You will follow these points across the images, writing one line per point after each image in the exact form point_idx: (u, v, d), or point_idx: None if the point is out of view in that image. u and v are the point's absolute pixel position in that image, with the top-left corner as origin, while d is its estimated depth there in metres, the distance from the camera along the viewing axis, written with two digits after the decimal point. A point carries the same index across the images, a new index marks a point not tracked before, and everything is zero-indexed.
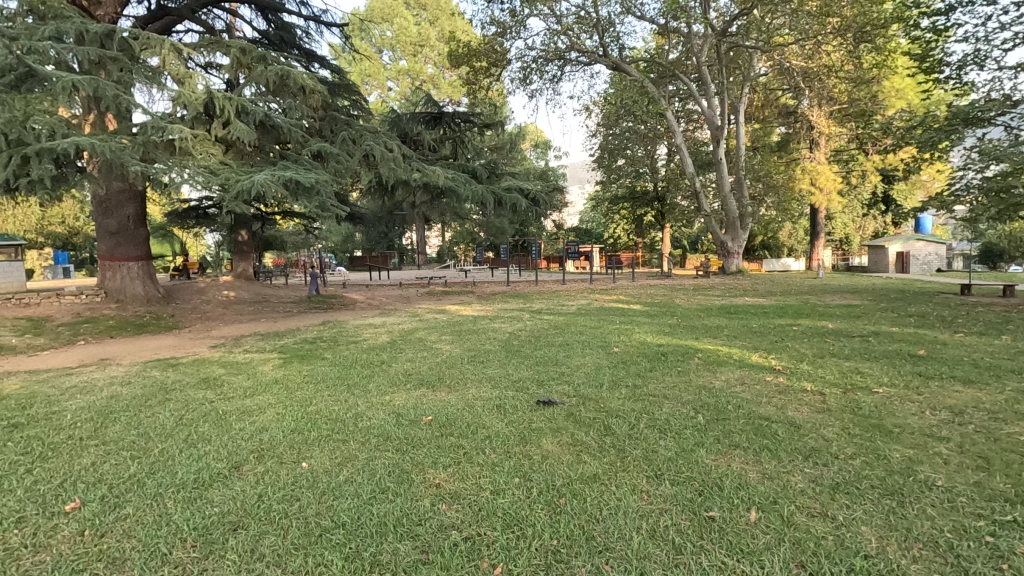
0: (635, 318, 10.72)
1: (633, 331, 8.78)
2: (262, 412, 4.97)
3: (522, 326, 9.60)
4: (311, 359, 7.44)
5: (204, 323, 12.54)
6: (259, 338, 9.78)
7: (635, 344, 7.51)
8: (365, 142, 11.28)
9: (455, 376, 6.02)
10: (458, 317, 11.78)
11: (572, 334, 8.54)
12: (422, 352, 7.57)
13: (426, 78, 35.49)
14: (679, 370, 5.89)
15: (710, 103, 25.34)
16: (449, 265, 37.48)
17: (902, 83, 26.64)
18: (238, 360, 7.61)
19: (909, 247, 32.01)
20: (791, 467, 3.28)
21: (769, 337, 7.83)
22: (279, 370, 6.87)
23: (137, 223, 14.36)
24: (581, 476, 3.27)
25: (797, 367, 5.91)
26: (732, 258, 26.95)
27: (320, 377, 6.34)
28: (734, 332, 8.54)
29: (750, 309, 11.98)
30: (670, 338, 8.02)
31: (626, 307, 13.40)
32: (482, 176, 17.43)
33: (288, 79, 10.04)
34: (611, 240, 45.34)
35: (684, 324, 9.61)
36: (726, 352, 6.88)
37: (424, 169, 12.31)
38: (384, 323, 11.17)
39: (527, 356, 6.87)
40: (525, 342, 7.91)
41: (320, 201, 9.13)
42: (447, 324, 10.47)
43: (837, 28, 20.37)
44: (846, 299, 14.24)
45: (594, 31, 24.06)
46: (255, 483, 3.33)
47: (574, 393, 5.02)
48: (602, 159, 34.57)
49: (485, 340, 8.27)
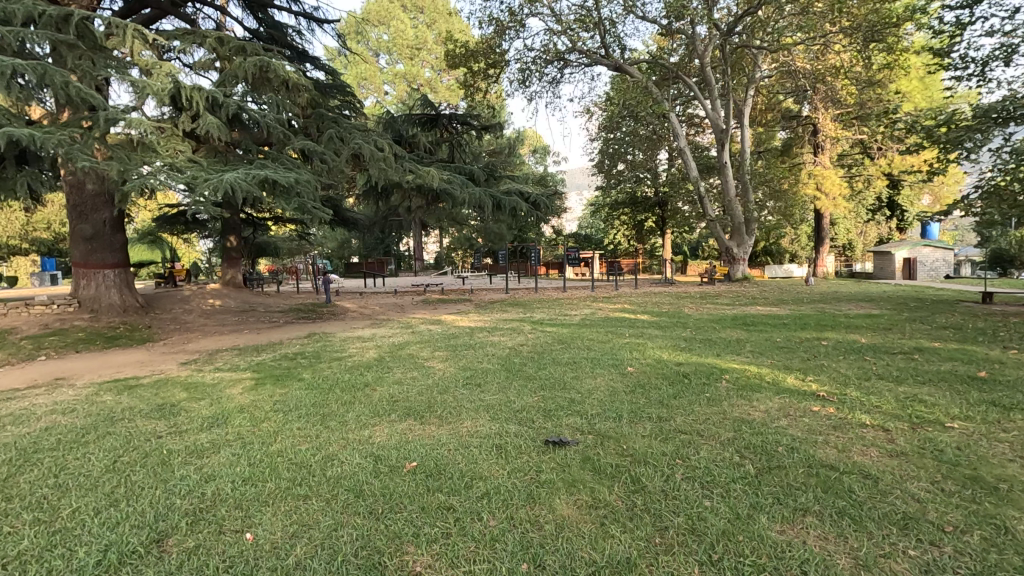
0: (646, 330, 9.93)
1: (645, 347, 7.99)
2: (215, 452, 4.12)
3: (524, 340, 8.79)
4: (285, 381, 6.57)
5: (182, 335, 11.69)
6: (236, 353, 8.91)
7: (653, 364, 6.68)
8: (354, 140, 10.42)
9: (448, 405, 5.18)
10: (454, 329, 10.94)
11: (579, 350, 7.72)
12: (412, 371, 6.77)
13: (422, 82, 34.77)
14: (708, 397, 5.06)
15: (714, 105, 24.64)
16: (447, 272, 36.60)
17: (911, 85, 25.98)
18: (205, 382, 6.73)
19: (916, 252, 31.34)
20: (889, 547, 2.48)
21: (800, 354, 7.01)
22: (248, 395, 6.01)
23: (114, 227, 13.50)
24: (611, 562, 2.45)
25: (846, 394, 5.09)
26: (738, 265, 26.16)
27: (293, 404, 5.49)
28: (759, 347, 7.75)
29: (768, 319, 11.21)
30: (690, 355, 7.20)
31: (634, 317, 12.61)
32: (480, 179, 16.67)
33: (269, 70, 9.21)
34: (611, 246, 44.65)
35: (700, 337, 8.85)
36: (755, 373, 6.06)
37: (419, 170, 11.50)
38: (373, 336, 10.31)
39: (531, 378, 6.04)
40: (528, 359, 7.12)
41: (300, 203, 8.31)
42: (442, 337, 9.63)
43: (846, 28, 19.78)
44: (865, 308, 13.46)
45: (595, 31, 23.42)
46: (178, 570, 2.52)
47: (589, 430, 4.19)
48: (602, 163, 33.87)
49: (484, 357, 7.43)
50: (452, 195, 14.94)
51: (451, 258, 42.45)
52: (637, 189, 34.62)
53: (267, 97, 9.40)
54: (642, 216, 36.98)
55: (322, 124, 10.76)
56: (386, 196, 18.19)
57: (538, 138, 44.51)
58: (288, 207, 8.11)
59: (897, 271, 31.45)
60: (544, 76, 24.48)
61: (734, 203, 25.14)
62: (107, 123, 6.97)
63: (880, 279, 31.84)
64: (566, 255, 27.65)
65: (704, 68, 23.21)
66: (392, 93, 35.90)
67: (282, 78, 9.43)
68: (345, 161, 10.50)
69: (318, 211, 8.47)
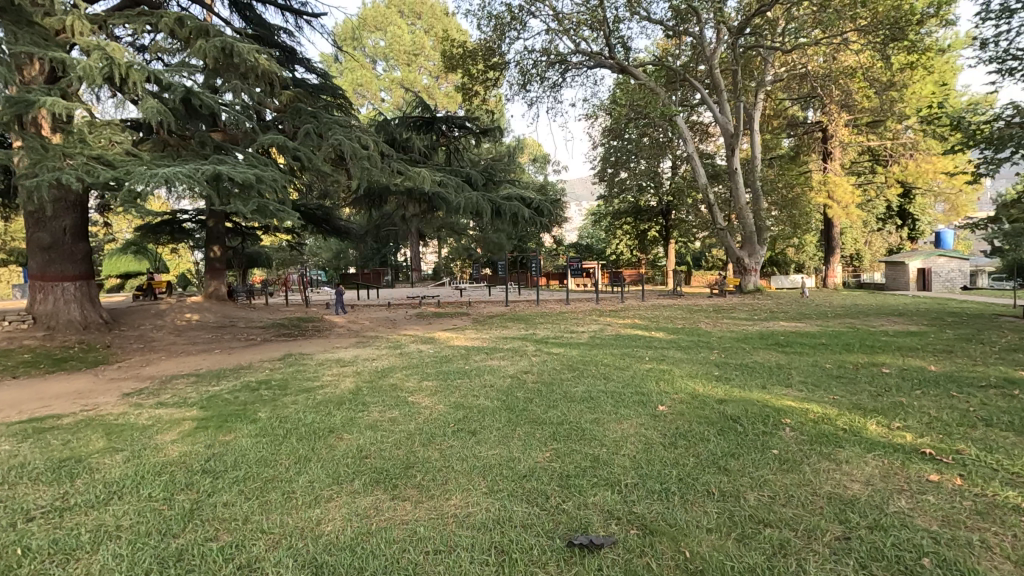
0: (666, 352, 8.68)
1: (670, 374, 6.76)
2: (90, 554, 2.86)
3: (529, 366, 7.51)
4: (234, 424, 5.25)
5: (143, 357, 10.41)
6: (191, 382, 7.58)
7: (688, 401, 5.44)
8: (333, 135, 9.25)
9: (432, 466, 3.91)
10: (448, 350, 9.65)
11: (593, 380, 6.50)
12: (395, 410, 5.49)
13: (420, 89, 33.94)
14: (779, 456, 3.79)
15: (723, 109, 23.55)
16: (445, 282, 35.44)
17: (926, 89, 25.24)
18: (134, 425, 5.40)
19: (930, 263, 30.16)
20: None
21: (866, 389, 5.71)
22: (184, 443, 4.76)
23: (75, 236, 12.20)
24: None
25: (961, 451, 3.81)
26: (749, 275, 24.78)
27: (231, 462, 4.19)
28: (808, 375, 6.50)
29: (798, 339, 9.97)
30: (732, 387, 5.98)
31: (648, 334, 11.37)
32: (478, 183, 15.54)
33: (232, 54, 8.09)
34: (612, 257, 43.53)
35: (731, 362, 7.61)
36: (821, 415, 4.81)
37: (408, 171, 10.33)
38: (355, 358, 9.03)
39: (540, 423, 4.78)
40: (536, 393, 5.88)
41: (260, 204, 7.09)
42: (433, 362, 8.32)
43: (865, 28, 18.93)
44: (901, 324, 12.36)
45: (600, 33, 22.49)
46: None
47: (630, 521, 2.92)
48: (603, 172, 32.92)
49: (481, 391, 6.17)
50: (447, 201, 13.80)
51: (449, 269, 41.27)
52: (640, 198, 34.58)
53: (231, 85, 8.29)
54: (644, 226, 37.06)
55: (298, 118, 9.57)
56: (377, 204, 17.10)
57: (538, 147, 43.67)
58: (246, 206, 6.90)
59: (911, 282, 30.19)
60: (544, 80, 23.51)
61: (745, 211, 23.97)
62: (17, 107, 5.88)
63: (894, 289, 30.70)
64: (568, 265, 26.55)
65: (711, 68, 22.24)
66: (389, 99, 34.93)
67: (248, 63, 8.30)
68: (324, 158, 9.28)
69: (283, 214, 7.24)
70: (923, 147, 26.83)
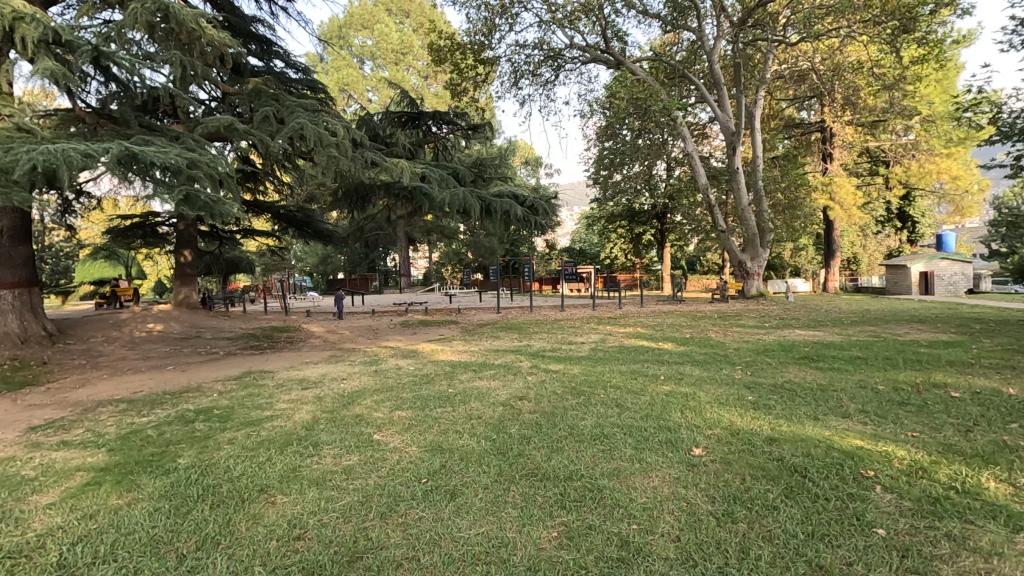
0: (682, 369, 7.51)
1: (695, 401, 5.57)
2: None
3: (525, 389, 6.27)
4: (140, 478, 3.98)
5: (81, 375, 9.10)
6: (116, 411, 6.26)
7: (729, 442, 4.24)
8: (294, 116, 8.19)
9: (390, 561, 2.70)
10: (430, 367, 8.41)
11: (603, 410, 5.28)
12: (353, 457, 4.25)
13: (408, 88, 32.80)
14: (891, 543, 2.63)
15: (722, 107, 22.56)
16: (434, 288, 34.23)
17: (929, 88, 25.97)
18: (10, 479, 4.11)
19: (932, 266, 29.29)
20: None
21: (948, 424, 4.55)
22: (59, 511, 3.48)
23: (14, 239, 10.86)
24: None
25: None
26: (752, 280, 23.75)
27: (104, 548, 2.96)
28: (864, 402, 5.34)
29: (827, 351, 8.84)
30: (779, 420, 4.79)
31: (656, 345, 10.22)
32: (465, 180, 14.42)
33: (170, 20, 7.11)
34: (606, 261, 42.42)
35: (763, 383, 6.44)
36: (911, 464, 3.67)
37: (384, 161, 9.19)
38: (323, 378, 7.79)
39: (542, 479, 3.61)
40: (535, 431, 4.65)
41: (188, 193, 6.27)
42: (412, 383, 7.06)
43: (875, 18, 18.11)
44: (929, 334, 11.32)
45: (596, 27, 21.50)
46: None
47: None
48: (598, 174, 31.96)
49: (464, 425, 4.95)
50: (430, 197, 12.62)
51: (439, 275, 40.03)
52: (635, 202, 33.62)
53: (172, 57, 7.39)
54: (639, 230, 36.29)
55: (258, 100, 8.57)
56: (360, 206, 15.78)
57: (529, 149, 42.70)
58: (170, 194, 6.08)
59: (913, 286, 29.36)
60: (536, 77, 22.47)
61: (748, 213, 22.92)
62: None
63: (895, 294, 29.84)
64: (563, 270, 25.44)
65: (712, 64, 21.35)
66: (375, 99, 33.69)
67: (192, 32, 7.33)
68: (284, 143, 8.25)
69: (216, 204, 6.41)
70: (924, 147, 26.19)
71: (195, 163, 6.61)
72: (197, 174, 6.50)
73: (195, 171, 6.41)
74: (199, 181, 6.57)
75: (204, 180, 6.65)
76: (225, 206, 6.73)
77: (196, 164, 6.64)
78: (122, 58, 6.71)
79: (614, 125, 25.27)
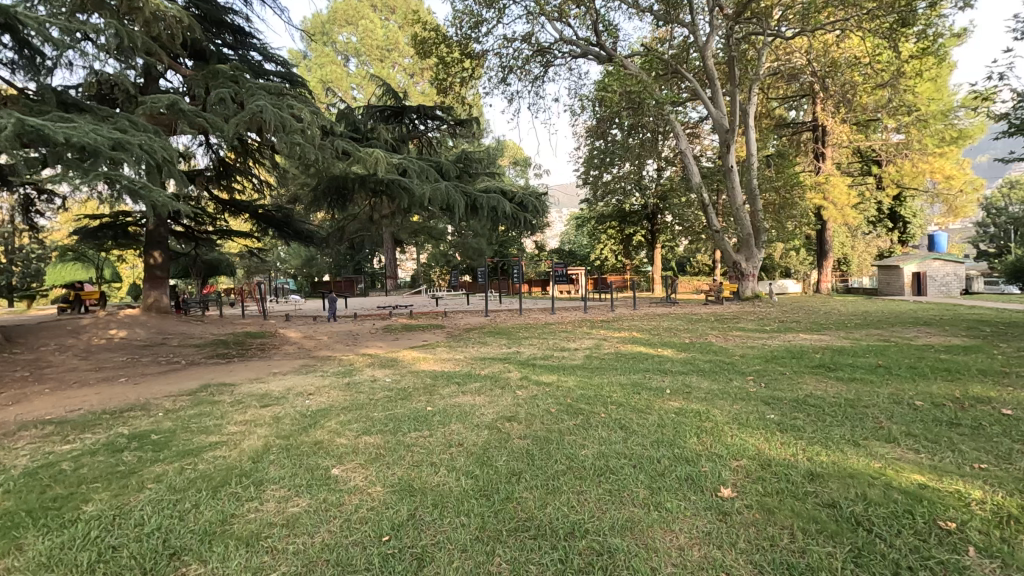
0: (689, 381, 6.73)
1: (711, 421, 4.81)
2: None
3: (514, 407, 5.48)
4: (23, 536, 3.13)
5: (18, 390, 8.12)
6: (37, 436, 5.33)
7: (763, 479, 3.49)
8: (249, 97, 7.57)
9: None
10: (410, 379, 7.58)
11: (607, 435, 4.48)
12: (303, 501, 3.44)
13: (393, 85, 31.92)
14: None
15: (716, 104, 22.02)
16: (421, 291, 33.37)
17: (925, 86, 25.84)
18: None
19: (924, 267, 28.95)
20: None
21: (1019, 452, 3.81)
22: None
23: None
24: None
25: None
26: (747, 281, 23.17)
27: None
28: (906, 423, 4.63)
29: (841, 358, 8.17)
30: (815, 448, 4.03)
31: (655, 352, 9.47)
32: (449, 175, 13.65)
33: None
34: (597, 262, 41.77)
35: (784, 397, 5.68)
36: (1000, 511, 2.93)
37: (357, 151, 8.42)
38: (289, 393, 6.92)
39: (535, 539, 2.84)
40: (527, 465, 3.85)
41: (107, 177, 5.75)
42: (387, 399, 6.24)
43: (873, 13, 17.62)
44: (941, 338, 10.69)
45: (587, 21, 20.83)
46: None
47: None
48: (588, 174, 31.30)
49: (443, 456, 4.13)
50: (411, 193, 11.83)
51: (426, 276, 39.13)
52: (625, 202, 33.01)
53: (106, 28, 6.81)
54: (630, 230, 35.68)
55: (214, 81, 7.99)
56: (340, 205, 14.95)
57: (518, 149, 41.97)
58: (84, 177, 5.55)
59: (906, 286, 28.99)
60: (525, 72, 21.76)
61: (742, 213, 22.32)
62: None
63: (888, 295, 29.50)
64: (553, 271, 24.72)
65: (706, 59, 20.73)
66: (360, 96, 32.76)
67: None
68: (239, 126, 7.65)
69: (139, 190, 5.89)
70: (916, 146, 25.90)
71: (120, 144, 6.09)
72: (121, 157, 5.97)
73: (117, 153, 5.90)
74: (123, 164, 6.04)
75: (130, 164, 6.14)
76: (154, 192, 6.20)
77: (122, 147, 6.13)
78: (36, 23, 6.14)
79: (605, 122, 24.58)
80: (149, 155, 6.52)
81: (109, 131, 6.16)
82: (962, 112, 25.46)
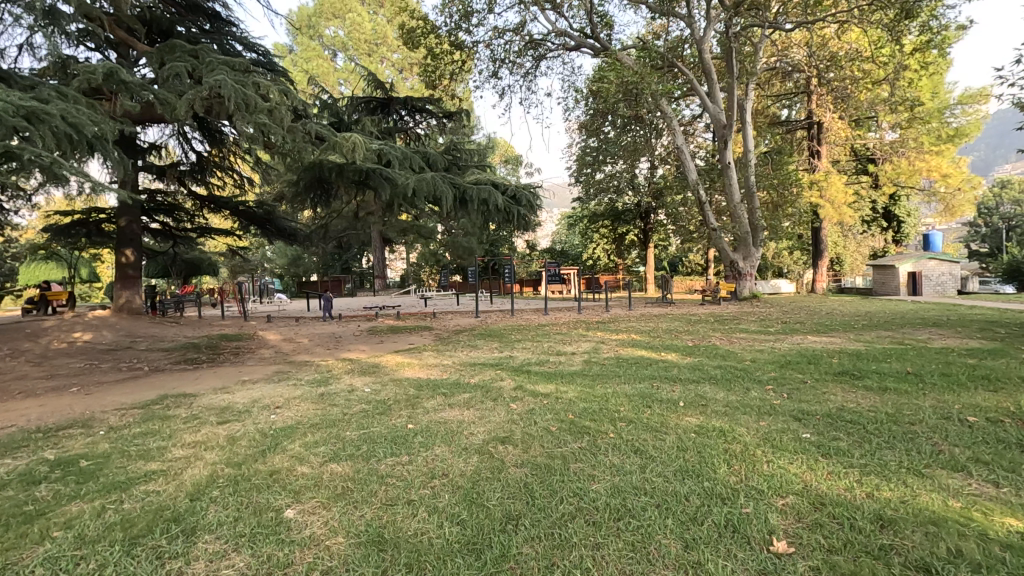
0: (702, 392, 5.99)
1: (740, 444, 4.09)
2: None
3: (508, 425, 4.74)
4: None
5: None
6: None
7: (821, 526, 2.78)
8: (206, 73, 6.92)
9: None
10: (391, 388, 6.81)
11: (619, 463, 3.74)
12: (240, 559, 2.70)
13: (381, 80, 31.04)
14: None
15: (711, 99, 21.44)
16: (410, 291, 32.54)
17: (921, 82, 25.45)
18: None
19: (920, 266, 28.59)
20: None
21: None
22: None
23: None
24: None
25: None
26: (744, 281, 22.65)
27: None
28: (969, 445, 3.93)
29: (861, 364, 7.47)
30: (873, 481, 3.34)
31: (658, 358, 8.72)
32: (437, 167, 12.90)
33: None
34: (589, 262, 41.11)
35: (814, 412, 4.97)
36: None
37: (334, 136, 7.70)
38: (254, 405, 6.13)
39: None
40: (527, 505, 3.11)
41: (8, 150, 5.07)
42: (363, 414, 5.47)
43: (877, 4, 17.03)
44: (960, 341, 10.00)
45: (581, 13, 20.16)
46: None
47: None
48: (579, 172, 30.60)
49: (425, 492, 3.38)
50: (395, 185, 11.06)
51: (415, 276, 38.25)
52: (618, 200, 32.37)
53: None
54: (622, 229, 35.02)
55: (169, 55, 7.38)
56: (322, 200, 14.15)
57: (509, 147, 41.19)
58: None
59: (901, 286, 28.55)
60: (517, 65, 21.01)
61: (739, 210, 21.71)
62: None
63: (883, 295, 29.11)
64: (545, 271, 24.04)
65: (702, 53, 20.11)
66: (347, 90, 31.84)
67: None
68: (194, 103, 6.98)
69: (48, 164, 5.19)
70: (913, 144, 25.50)
71: (32, 115, 5.43)
72: (29, 128, 5.30)
73: (25, 124, 5.26)
74: (33, 138, 5.37)
75: (43, 138, 5.47)
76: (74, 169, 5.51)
77: (36, 119, 5.47)
78: None
79: (597, 118, 23.92)
80: (73, 129, 5.87)
81: (23, 99, 5.51)
82: (958, 110, 25.26)
